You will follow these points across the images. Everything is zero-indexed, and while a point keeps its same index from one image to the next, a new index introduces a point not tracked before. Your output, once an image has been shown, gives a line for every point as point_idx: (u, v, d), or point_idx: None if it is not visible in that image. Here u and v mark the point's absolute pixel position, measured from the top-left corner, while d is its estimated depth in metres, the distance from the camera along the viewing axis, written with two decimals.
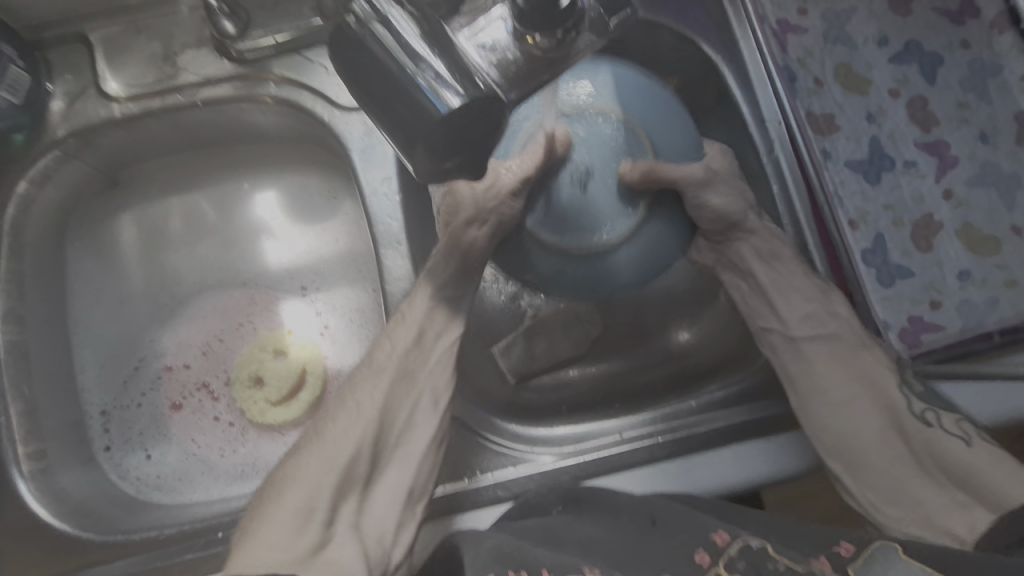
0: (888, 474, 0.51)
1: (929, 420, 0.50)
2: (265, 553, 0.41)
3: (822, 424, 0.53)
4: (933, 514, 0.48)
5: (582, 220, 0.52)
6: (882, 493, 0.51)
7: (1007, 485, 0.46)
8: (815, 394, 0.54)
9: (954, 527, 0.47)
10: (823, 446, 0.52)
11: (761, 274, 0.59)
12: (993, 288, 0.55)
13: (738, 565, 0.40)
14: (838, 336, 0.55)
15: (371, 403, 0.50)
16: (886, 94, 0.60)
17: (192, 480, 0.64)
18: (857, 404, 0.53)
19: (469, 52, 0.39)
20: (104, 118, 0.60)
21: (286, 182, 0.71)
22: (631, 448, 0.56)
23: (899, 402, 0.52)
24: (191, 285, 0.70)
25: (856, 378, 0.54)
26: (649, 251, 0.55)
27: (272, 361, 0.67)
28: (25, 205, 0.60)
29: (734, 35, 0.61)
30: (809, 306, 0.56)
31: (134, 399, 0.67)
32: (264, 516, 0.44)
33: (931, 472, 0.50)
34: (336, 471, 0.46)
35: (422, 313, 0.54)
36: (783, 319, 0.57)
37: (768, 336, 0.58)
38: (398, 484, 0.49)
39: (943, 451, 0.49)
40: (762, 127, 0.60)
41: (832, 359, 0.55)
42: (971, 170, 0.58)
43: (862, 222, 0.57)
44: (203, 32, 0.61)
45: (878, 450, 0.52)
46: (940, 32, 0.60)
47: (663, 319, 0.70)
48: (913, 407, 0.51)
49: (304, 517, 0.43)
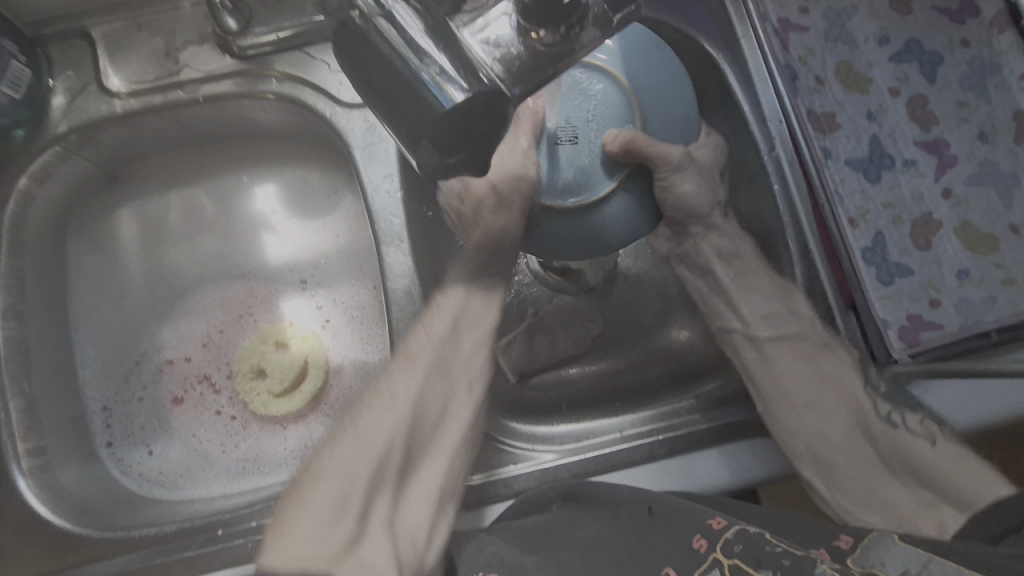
0: (858, 476, 0.55)
1: (894, 421, 0.55)
2: (299, 549, 0.38)
3: (792, 429, 0.55)
4: (902, 512, 0.52)
5: (572, 176, 0.51)
6: (852, 495, 0.55)
7: (966, 483, 0.50)
8: (782, 397, 0.56)
9: (923, 525, 0.51)
10: (792, 450, 0.55)
11: (721, 273, 0.62)
12: (991, 286, 0.55)
13: (734, 547, 0.39)
14: (799, 336, 0.59)
15: (406, 394, 0.47)
16: (886, 93, 0.60)
17: (194, 475, 0.64)
18: (823, 408, 0.57)
19: (473, 47, 0.39)
20: (105, 114, 0.60)
21: (288, 177, 0.71)
22: (632, 446, 0.56)
23: (864, 405, 0.56)
24: (192, 280, 0.70)
25: (819, 379, 0.57)
26: (634, 210, 0.53)
27: (275, 354, 0.67)
28: (25, 200, 0.60)
29: (734, 34, 0.62)
30: (770, 306, 0.60)
31: (136, 394, 0.67)
32: (294, 509, 0.41)
33: (896, 472, 0.54)
34: (373, 464, 0.43)
35: (456, 306, 0.52)
36: (745, 321, 0.60)
37: (730, 338, 0.61)
38: (430, 484, 0.46)
39: (909, 452, 0.53)
40: (763, 125, 0.60)
41: (796, 358, 0.58)
42: (970, 169, 0.58)
43: (862, 219, 0.58)
44: (205, 29, 0.61)
45: (846, 453, 0.56)
46: (940, 31, 0.60)
47: (664, 317, 0.70)
48: (878, 410, 0.56)
49: (337, 509, 0.41)
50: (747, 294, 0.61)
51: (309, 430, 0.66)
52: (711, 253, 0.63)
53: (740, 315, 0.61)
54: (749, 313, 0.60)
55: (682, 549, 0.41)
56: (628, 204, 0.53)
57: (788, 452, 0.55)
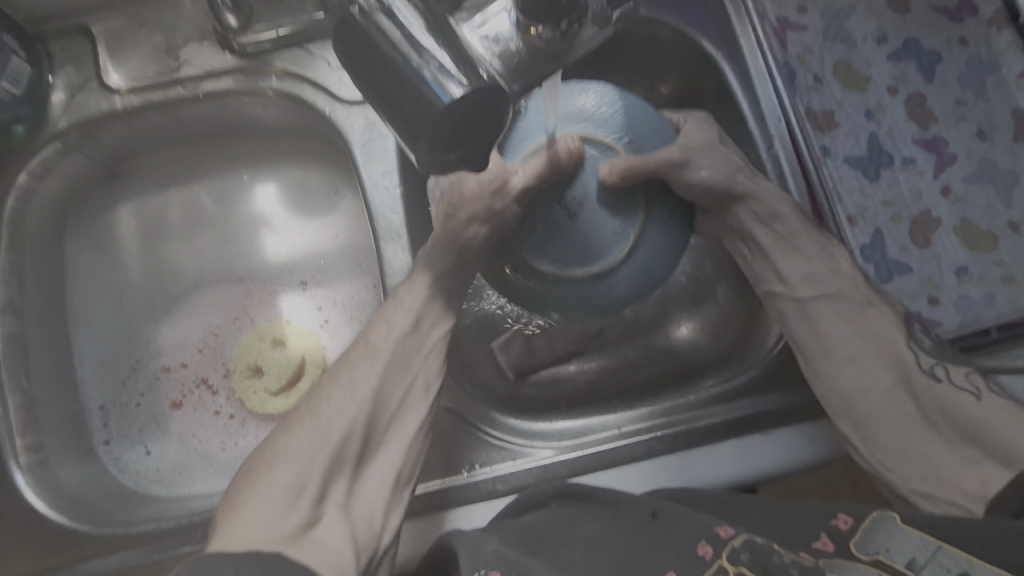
0: (897, 432, 0.51)
1: (938, 375, 0.50)
2: (253, 527, 0.41)
3: (829, 386, 0.52)
4: (942, 470, 0.49)
5: (577, 241, 0.49)
6: (891, 452, 0.51)
7: (1014, 436, 0.46)
8: (822, 352, 0.53)
9: (966, 482, 0.48)
10: (829, 406, 0.52)
11: (762, 237, 0.57)
12: (990, 284, 0.55)
13: (741, 556, 0.38)
14: (842, 295, 0.54)
15: (364, 381, 0.50)
16: (885, 91, 0.60)
17: (192, 474, 0.64)
18: (862, 364, 0.53)
19: (471, 43, 0.39)
20: (105, 111, 0.60)
21: (287, 175, 0.71)
22: (631, 443, 0.56)
23: (907, 359, 0.51)
24: (190, 278, 0.70)
25: (863, 339, 0.53)
26: (645, 270, 0.51)
27: (271, 352, 0.67)
28: (25, 197, 0.60)
29: (734, 32, 0.61)
30: (809, 266, 0.55)
31: (133, 399, 0.66)
32: (249, 493, 0.43)
33: (940, 427, 0.50)
34: (331, 447, 0.46)
35: (419, 300, 0.54)
36: (787, 282, 0.55)
37: (775, 301, 0.56)
38: (388, 468, 0.49)
39: (953, 407, 0.49)
40: (762, 123, 0.59)
41: (840, 319, 0.54)
42: (969, 167, 0.58)
43: (861, 218, 0.58)
44: (204, 25, 0.61)
45: (885, 409, 0.51)
46: (938, 29, 0.61)
47: (663, 315, 0.70)
48: (921, 364, 0.51)
49: (294, 492, 0.44)
50: (773, 275, 0.58)
51: None
52: (751, 219, 0.56)
53: (782, 277, 0.56)
54: (790, 274, 0.56)
55: (688, 553, 0.40)
56: (641, 264, 0.50)
57: (787, 449, 0.55)
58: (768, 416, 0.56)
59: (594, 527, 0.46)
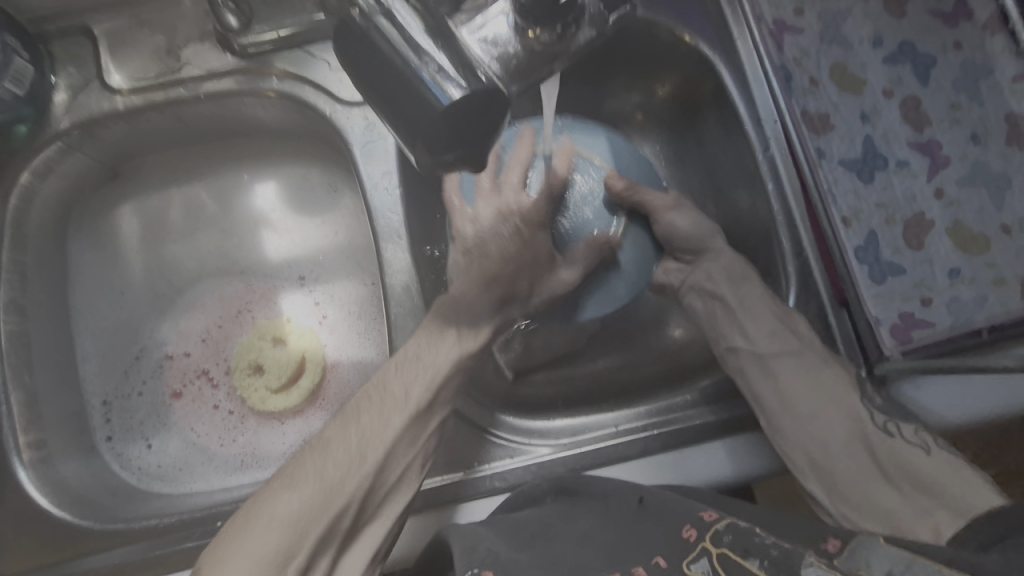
0: (856, 486, 0.52)
1: (891, 430, 0.53)
2: None
3: (796, 441, 0.54)
4: (900, 522, 0.49)
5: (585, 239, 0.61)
6: (854, 507, 0.52)
7: (964, 492, 0.48)
8: (789, 410, 0.55)
9: (920, 532, 0.48)
10: (796, 463, 0.54)
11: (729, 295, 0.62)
12: (981, 286, 0.56)
13: (724, 538, 0.39)
14: (801, 354, 0.57)
15: (371, 454, 0.48)
16: (880, 94, 0.61)
17: (192, 469, 0.65)
18: (823, 418, 0.54)
19: (471, 46, 0.39)
20: (107, 111, 0.61)
21: (288, 174, 0.72)
22: (627, 441, 0.57)
23: (862, 415, 0.54)
24: (192, 276, 0.70)
25: (822, 394, 0.55)
26: (642, 248, 0.63)
27: (272, 350, 0.68)
28: (27, 195, 0.60)
29: (732, 35, 0.64)
30: (774, 325, 0.59)
31: (136, 387, 0.67)
32: (236, 555, 0.42)
33: (894, 481, 0.51)
34: (326, 519, 0.45)
35: (439, 373, 0.52)
36: (750, 339, 0.59)
37: (735, 358, 0.59)
38: (370, 544, 0.48)
39: (907, 462, 0.51)
40: (758, 126, 0.63)
41: (802, 376, 0.56)
42: (962, 170, 0.59)
43: (855, 219, 0.58)
44: (207, 27, 0.62)
45: (844, 463, 0.53)
46: (933, 33, 0.61)
47: (659, 318, 0.72)
48: (875, 420, 0.54)
49: (278, 563, 0.42)
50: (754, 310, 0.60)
51: (308, 423, 0.66)
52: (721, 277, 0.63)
53: (744, 333, 0.59)
54: (755, 334, 0.59)
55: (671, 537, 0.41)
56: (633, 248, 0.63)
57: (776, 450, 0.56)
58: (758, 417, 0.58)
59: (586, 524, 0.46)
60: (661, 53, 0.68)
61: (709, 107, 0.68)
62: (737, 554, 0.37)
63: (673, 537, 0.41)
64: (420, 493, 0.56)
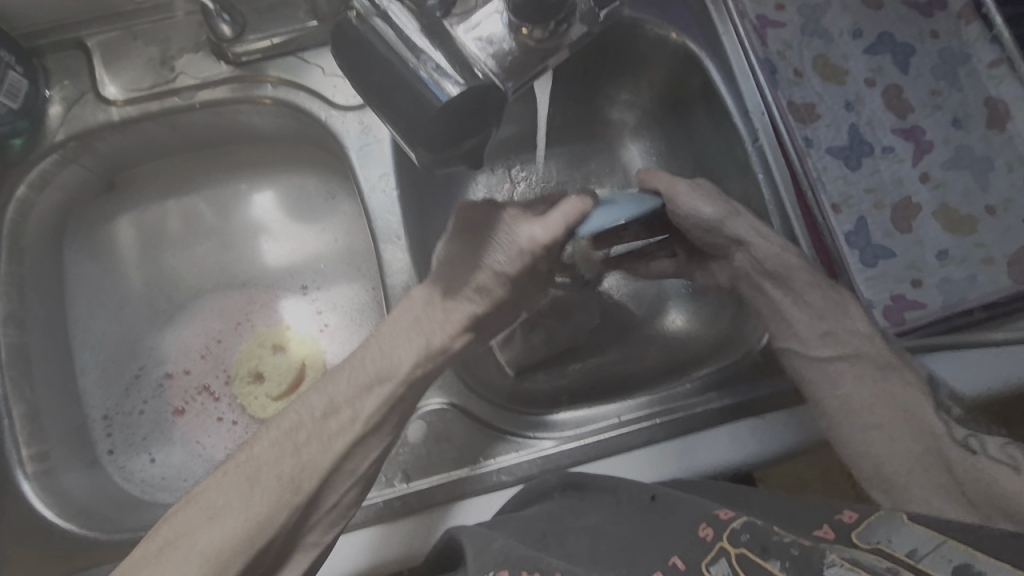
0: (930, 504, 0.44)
1: (972, 446, 0.43)
2: None
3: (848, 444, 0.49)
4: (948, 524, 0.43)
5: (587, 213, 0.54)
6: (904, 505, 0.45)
7: None
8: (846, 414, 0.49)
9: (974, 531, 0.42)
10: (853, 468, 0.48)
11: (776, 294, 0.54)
12: (972, 265, 0.57)
13: (741, 537, 0.38)
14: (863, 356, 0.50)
15: (306, 487, 0.41)
16: (863, 83, 0.62)
17: (197, 479, 0.64)
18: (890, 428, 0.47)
19: (467, 45, 0.41)
20: (103, 122, 0.61)
21: (284, 182, 0.72)
22: (632, 431, 0.57)
23: (937, 428, 0.45)
24: (190, 286, 0.71)
25: (885, 396, 0.48)
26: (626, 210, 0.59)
27: (271, 357, 0.68)
28: (24, 209, 0.60)
29: (716, 31, 0.64)
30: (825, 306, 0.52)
31: (137, 407, 0.67)
32: None
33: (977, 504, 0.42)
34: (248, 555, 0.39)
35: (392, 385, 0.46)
36: (802, 339, 0.52)
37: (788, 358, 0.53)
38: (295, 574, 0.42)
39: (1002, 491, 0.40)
40: (746, 117, 0.62)
41: (864, 376, 0.49)
42: (946, 154, 0.60)
43: (845, 205, 0.60)
44: (200, 37, 0.62)
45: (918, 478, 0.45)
46: (910, 23, 0.63)
47: (658, 309, 0.73)
48: (953, 433, 0.44)
49: None
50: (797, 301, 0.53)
51: None
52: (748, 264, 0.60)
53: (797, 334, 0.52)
54: (808, 333, 0.52)
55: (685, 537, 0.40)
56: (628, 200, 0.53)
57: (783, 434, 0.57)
58: (761, 402, 0.58)
59: (593, 521, 0.46)
60: (647, 51, 0.69)
61: (697, 102, 0.69)
62: (757, 553, 0.37)
63: (688, 537, 0.40)
64: (428, 491, 0.56)
